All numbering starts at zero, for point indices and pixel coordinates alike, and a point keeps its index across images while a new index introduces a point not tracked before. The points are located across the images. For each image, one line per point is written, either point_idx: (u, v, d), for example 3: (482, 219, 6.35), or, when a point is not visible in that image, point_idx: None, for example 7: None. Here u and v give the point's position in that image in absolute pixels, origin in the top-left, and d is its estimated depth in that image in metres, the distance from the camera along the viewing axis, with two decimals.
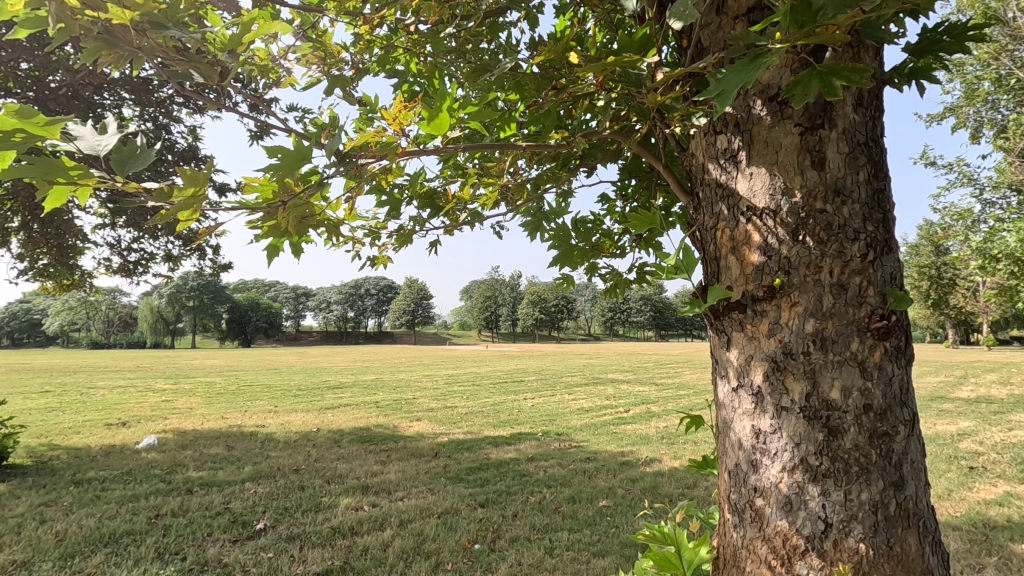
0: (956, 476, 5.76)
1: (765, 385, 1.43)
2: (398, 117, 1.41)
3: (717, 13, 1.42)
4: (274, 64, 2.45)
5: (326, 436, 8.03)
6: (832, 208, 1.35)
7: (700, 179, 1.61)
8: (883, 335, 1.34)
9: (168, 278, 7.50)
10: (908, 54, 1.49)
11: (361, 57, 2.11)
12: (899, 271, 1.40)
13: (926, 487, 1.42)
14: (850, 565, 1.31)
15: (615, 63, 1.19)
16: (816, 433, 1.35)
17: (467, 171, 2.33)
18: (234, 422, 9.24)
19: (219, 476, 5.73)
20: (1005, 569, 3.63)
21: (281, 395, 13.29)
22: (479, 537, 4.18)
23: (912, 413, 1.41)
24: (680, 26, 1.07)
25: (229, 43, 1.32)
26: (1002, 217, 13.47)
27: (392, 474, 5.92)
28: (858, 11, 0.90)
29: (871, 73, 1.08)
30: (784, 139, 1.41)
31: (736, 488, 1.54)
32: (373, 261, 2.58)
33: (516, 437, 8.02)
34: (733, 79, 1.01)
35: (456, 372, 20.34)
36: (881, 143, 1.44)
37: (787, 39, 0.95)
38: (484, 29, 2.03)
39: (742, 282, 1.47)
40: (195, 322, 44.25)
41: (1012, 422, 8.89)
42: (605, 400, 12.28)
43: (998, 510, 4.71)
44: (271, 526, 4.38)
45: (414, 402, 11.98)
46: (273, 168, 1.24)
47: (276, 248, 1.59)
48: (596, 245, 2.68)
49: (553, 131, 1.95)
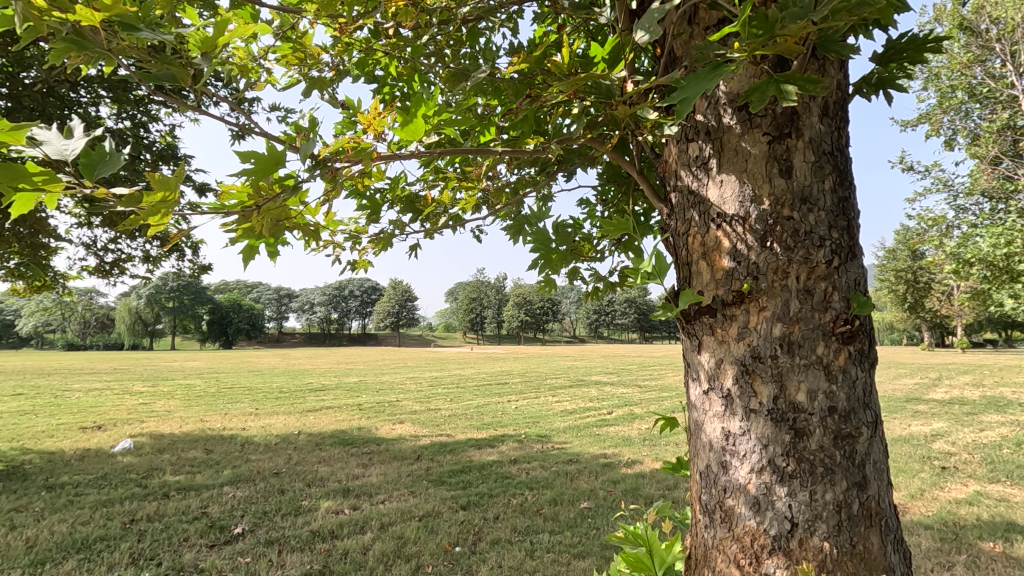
0: (929, 476, 5.88)
1: (734, 388, 1.46)
2: (374, 123, 1.42)
3: (689, 23, 1.46)
4: (254, 63, 2.44)
5: (307, 438, 7.96)
6: (798, 215, 1.39)
7: (673, 185, 1.64)
8: (847, 339, 1.38)
9: (146, 280, 7.37)
10: (875, 64, 1.55)
11: (340, 59, 2.10)
12: (863, 277, 1.45)
13: (888, 487, 1.46)
14: (815, 564, 1.34)
15: (583, 77, 1.23)
16: (783, 435, 1.39)
17: (447, 175, 2.35)
18: (214, 425, 9.12)
19: (197, 480, 5.66)
20: (974, 567, 3.72)
21: (262, 397, 13.17)
22: (460, 540, 4.18)
23: (875, 415, 1.45)
24: (643, 39, 1.10)
25: (202, 44, 1.30)
26: (975, 222, 13.89)
27: (373, 476, 5.89)
28: (810, 22, 0.93)
29: (824, 84, 1.12)
30: (752, 147, 1.44)
31: (707, 489, 1.57)
32: (353, 264, 2.58)
33: (498, 439, 8.03)
34: (696, 86, 1.04)
35: (440, 373, 20.31)
36: (846, 153, 1.48)
37: (745, 49, 0.98)
38: (464, 35, 2.04)
39: (712, 287, 1.49)
40: (176, 323, 43.46)
41: (985, 423, 9.13)
42: (589, 402, 12.37)
43: (968, 509, 4.83)
44: (249, 530, 4.33)
45: (397, 404, 11.95)
46: (248, 172, 1.24)
47: (251, 250, 1.58)
48: (576, 249, 2.70)
49: (532, 137, 1.97)
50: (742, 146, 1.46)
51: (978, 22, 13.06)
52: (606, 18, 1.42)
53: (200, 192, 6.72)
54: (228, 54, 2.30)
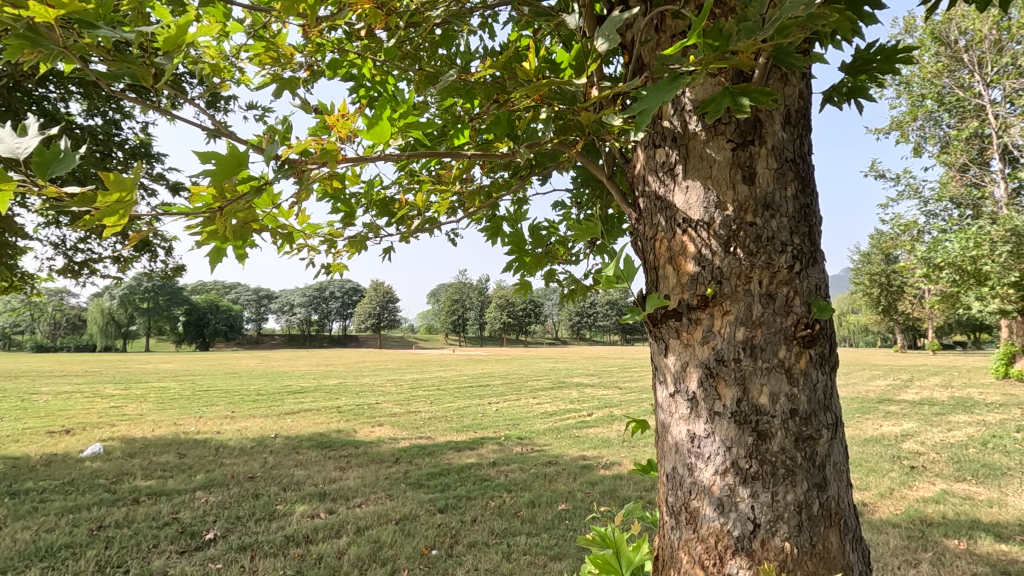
0: (898, 476, 6.01)
1: (699, 391, 1.48)
2: (340, 125, 1.41)
3: (656, 30, 1.47)
4: (227, 62, 2.41)
5: (284, 442, 7.86)
6: (761, 221, 1.42)
7: (641, 190, 1.66)
8: (808, 343, 1.40)
9: (117, 281, 7.20)
10: (846, 74, 1.61)
11: (313, 60, 2.08)
12: (824, 282, 1.48)
13: (847, 488, 1.49)
14: (776, 564, 1.37)
15: (545, 84, 1.24)
16: (746, 438, 1.41)
17: (422, 178, 2.34)
18: (187, 428, 8.93)
19: (169, 485, 5.55)
20: (939, 564, 3.81)
21: (239, 400, 12.95)
22: (437, 543, 4.16)
23: (835, 418, 1.48)
24: (604, 47, 1.11)
25: (162, 41, 1.26)
26: (945, 227, 14.36)
27: (351, 480, 5.84)
28: (761, 41, 0.94)
29: (777, 97, 1.15)
30: (716, 154, 1.47)
31: (673, 491, 1.59)
32: (327, 267, 2.56)
33: (478, 442, 8.03)
34: (655, 98, 1.05)
35: (421, 376, 20.20)
36: (809, 160, 1.51)
37: (702, 60, 0.99)
38: (438, 38, 2.02)
39: (678, 291, 1.51)
40: (150, 325, 42.49)
41: (953, 423, 9.38)
42: (569, 403, 12.45)
43: (935, 508, 4.96)
44: (221, 536, 4.25)
45: (376, 407, 11.84)
46: (209, 173, 1.23)
47: (218, 252, 1.58)
48: (551, 252, 2.71)
49: (504, 142, 1.97)
50: (706, 153, 1.48)
51: (947, 33, 13.61)
52: (575, 25, 1.43)
53: (172, 192, 6.60)
54: (199, 53, 2.27)
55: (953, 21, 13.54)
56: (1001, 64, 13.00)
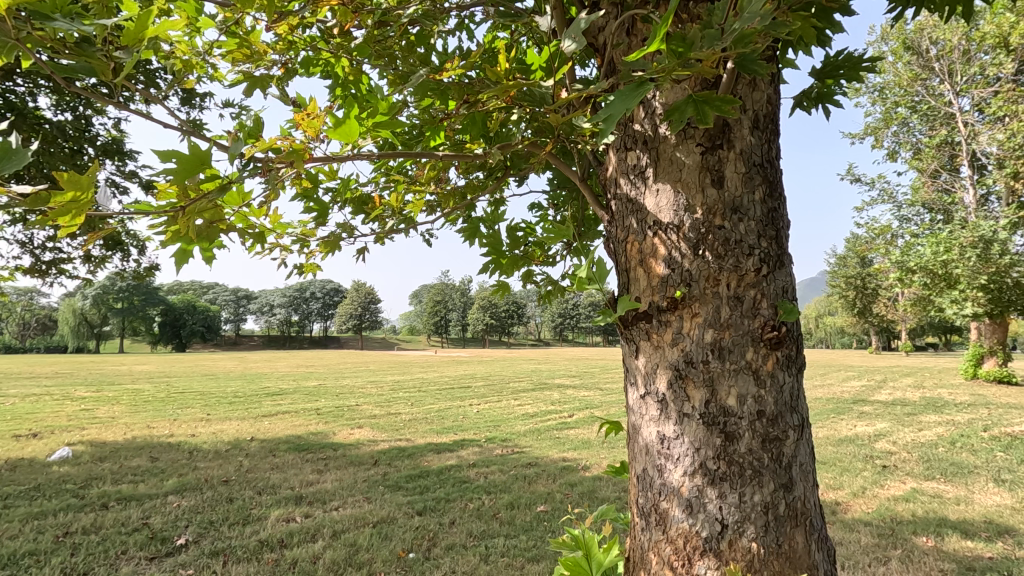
0: (871, 476, 6.12)
1: (668, 392, 1.49)
2: (307, 123, 1.39)
3: (628, 34, 1.48)
4: (201, 58, 2.35)
5: (260, 445, 7.74)
6: (729, 224, 1.43)
7: (613, 193, 1.67)
8: (775, 345, 1.42)
9: (87, 281, 7.02)
10: (815, 78, 1.64)
11: (285, 58, 2.04)
12: (791, 285, 1.50)
13: (814, 488, 1.51)
14: (743, 564, 1.38)
15: (511, 85, 1.24)
16: (714, 439, 1.42)
17: (397, 178, 2.33)
18: (160, 431, 8.73)
19: (140, 490, 5.42)
20: (908, 561, 3.89)
21: (215, 402, 12.73)
22: (414, 545, 4.13)
23: (802, 419, 1.50)
24: (570, 50, 1.12)
25: (122, 34, 1.21)
26: (917, 232, 14.74)
27: (328, 482, 5.78)
28: (722, 48, 0.94)
29: (738, 105, 1.16)
30: (686, 158, 1.48)
31: (643, 493, 1.59)
32: (300, 268, 2.52)
33: (459, 443, 8.00)
34: (620, 104, 1.04)
35: (402, 377, 20.06)
36: (777, 164, 1.53)
37: (664, 66, 0.99)
38: (412, 38, 2.00)
39: (649, 293, 1.52)
40: (125, 326, 41.58)
41: (924, 423, 9.59)
42: (550, 405, 12.49)
43: (905, 506, 5.07)
44: (193, 541, 4.17)
45: (357, 409, 11.74)
46: (171, 172, 1.20)
47: (184, 253, 1.55)
48: (527, 254, 2.71)
49: (477, 143, 1.96)
50: (676, 156, 1.49)
51: (919, 42, 14.02)
52: (546, 27, 1.43)
53: (145, 191, 6.47)
54: (170, 49, 2.22)
55: (925, 31, 13.95)
56: (970, 73, 13.40)
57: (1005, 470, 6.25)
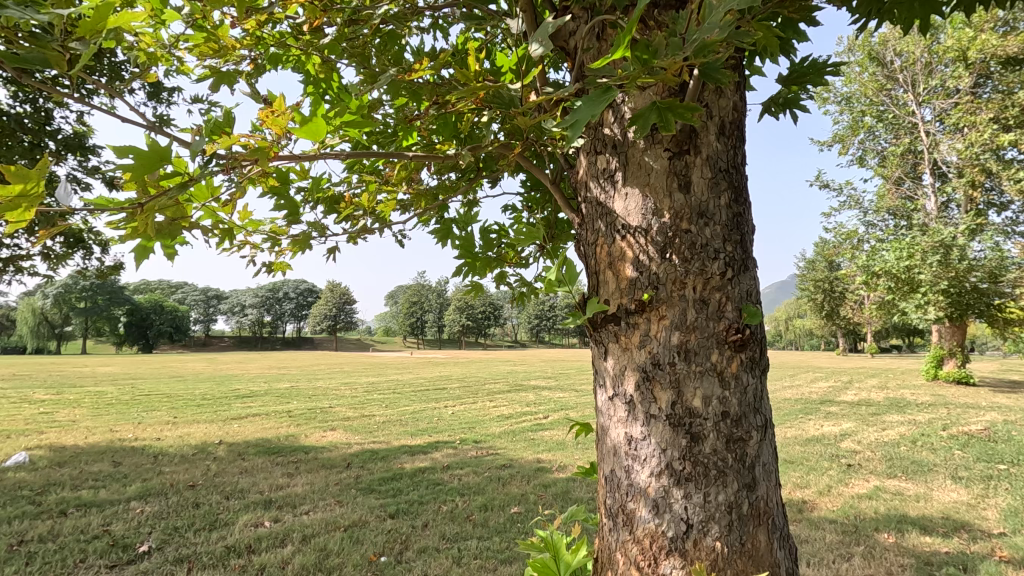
0: (837, 474, 6.30)
1: (635, 394, 1.51)
2: (272, 121, 1.36)
3: (598, 39, 1.49)
4: (167, 50, 2.28)
5: (229, 448, 7.56)
6: (696, 228, 1.46)
7: (583, 196, 1.68)
8: (739, 347, 1.45)
9: (47, 279, 6.78)
10: (782, 84, 1.68)
11: (254, 53, 2.00)
12: (755, 288, 1.53)
13: (776, 487, 1.54)
14: (707, 563, 1.40)
15: (477, 88, 1.24)
16: (680, 440, 1.44)
17: (369, 177, 2.30)
18: (124, 435, 8.47)
19: (101, 495, 5.25)
20: (870, 557, 4.01)
21: (182, 404, 12.41)
22: (386, 549, 4.08)
23: (765, 419, 1.53)
24: (537, 55, 1.13)
25: (79, 26, 1.18)
26: (882, 237, 15.21)
27: (299, 486, 5.67)
28: (682, 57, 0.96)
29: (700, 113, 1.18)
30: (654, 162, 1.49)
31: (611, 494, 1.60)
32: (269, 267, 2.48)
33: (433, 445, 7.96)
34: (587, 109, 1.06)
35: (377, 379, 19.89)
36: (742, 170, 1.56)
37: (628, 72, 1.00)
38: (383, 37, 1.97)
39: (617, 296, 1.54)
40: (88, 325, 40.21)
41: (887, 423, 9.90)
42: (525, 406, 12.52)
43: (868, 503, 5.22)
44: (156, 547, 4.05)
45: (330, 411, 11.57)
46: (125, 169, 1.16)
47: (144, 250, 1.51)
48: (500, 256, 2.70)
49: (448, 143, 1.95)
50: (645, 161, 1.51)
51: (884, 54, 14.52)
52: (515, 29, 1.43)
53: (110, 187, 6.29)
54: (134, 39, 2.15)
55: (890, 43, 14.45)
56: (932, 85, 13.91)
57: (961, 467, 6.49)
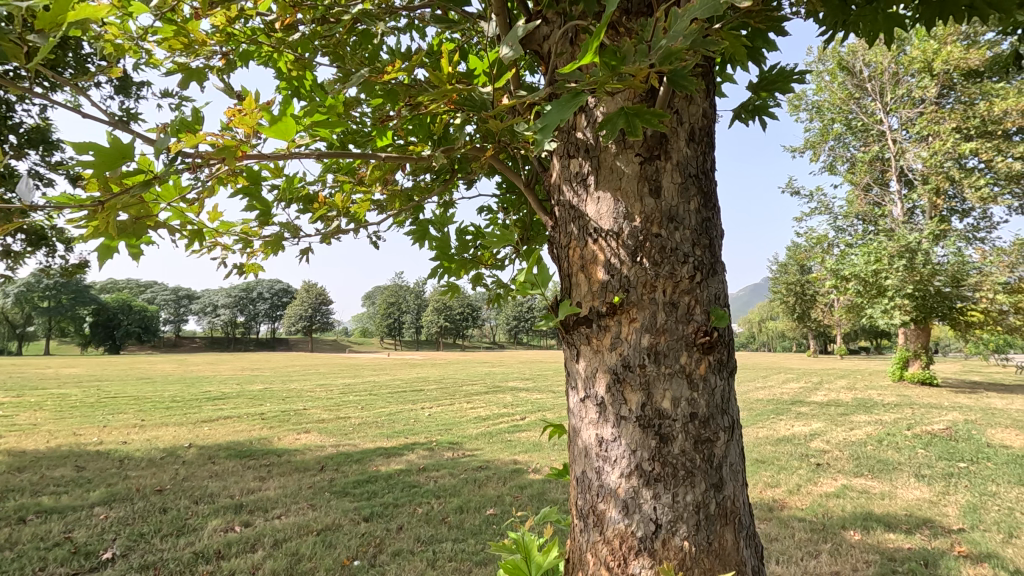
0: (806, 473, 6.44)
1: (607, 396, 1.52)
2: (240, 120, 1.34)
3: (571, 44, 1.50)
4: (135, 43, 2.22)
5: (198, 452, 7.38)
6: (666, 233, 1.48)
7: (557, 199, 1.68)
8: (707, 349, 1.47)
9: (6, 279, 6.53)
10: (752, 91, 1.72)
11: (225, 49, 1.95)
12: (723, 292, 1.56)
13: (742, 487, 1.57)
14: (675, 563, 1.42)
15: (447, 90, 1.25)
16: (649, 441, 1.46)
17: (343, 177, 2.28)
18: (88, 439, 8.22)
19: (62, 502, 5.07)
20: (836, 554, 4.11)
21: (151, 407, 12.09)
22: (359, 553, 4.03)
23: (732, 420, 1.56)
24: (508, 57, 1.14)
25: (37, 18, 1.14)
26: (851, 242, 15.62)
27: (270, 490, 5.58)
28: (648, 64, 0.98)
29: (667, 119, 1.21)
30: (626, 167, 1.51)
31: (582, 495, 1.62)
32: (241, 268, 2.43)
33: (408, 447, 7.90)
34: (556, 114, 1.08)
35: (352, 380, 19.62)
36: (711, 176, 1.59)
37: (594, 78, 1.02)
38: (357, 36, 1.95)
39: (589, 299, 1.55)
40: (51, 326, 38.84)
41: (855, 423, 10.16)
42: (502, 407, 12.55)
43: (836, 501, 5.35)
44: (121, 554, 3.94)
45: (304, 413, 11.41)
46: (85, 166, 1.13)
47: (108, 248, 1.47)
48: (476, 257, 2.70)
49: (423, 146, 1.95)
50: (616, 165, 1.53)
51: (853, 63, 14.91)
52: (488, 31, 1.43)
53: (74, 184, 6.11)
54: (100, 30, 2.08)
55: (859, 53, 14.85)
56: (899, 94, 14.31)
57: (924, 465, 6.70)
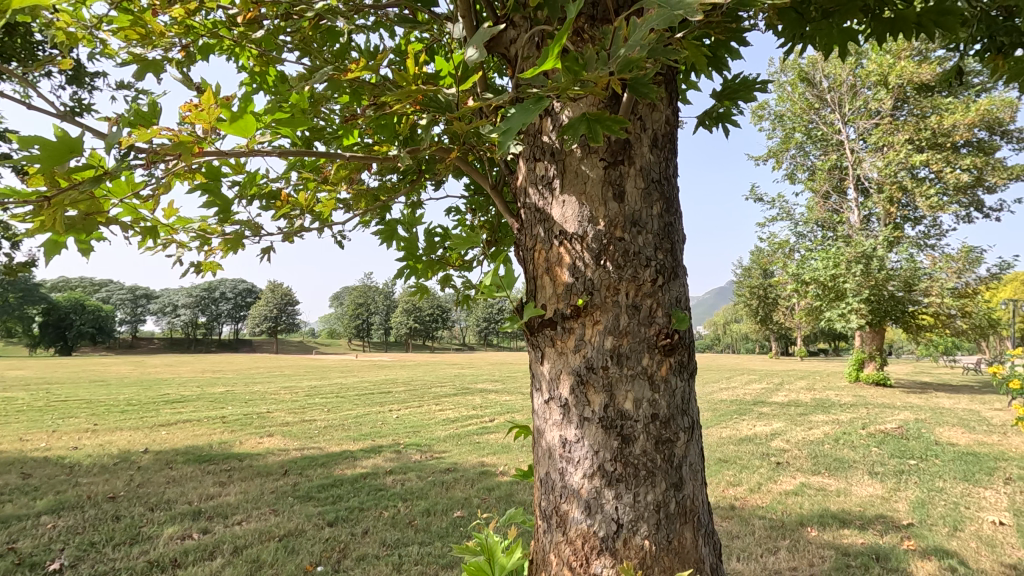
0: (766, 472, 6.62)
1: (571, 398, 1.53)
2: (199, 114, 1.30)
3: (537, 49, 1.51)
4: (88, 31, 2.12)
5: (154, 457, 7.13)
6: (629, 237, 1.50)
7: (523, 201, 1.69)
8: (668, 351, 1.50)
9: None
10: (716, 99, 1.76)
11: (184, 42, 1.89)
12: (684, 294, 1.60)
13: (702, 486, 1.61)
14: (635, 561, 1.44)
15: (411, 90, 1.24)
16: (612, 441, 1.48)
17: (307, 175, 2.24)
18: (35, 445, 7.84)
19: (5, 511, 4.82)
20: (794, 550, 4.24)
21: (104, 410, 11.62)
22: (323, 558, 3.96)
23: (692, 421, 1.59)
24: (473, 57, 1.14)
25: None
26: (811, 247, 16.16)
27: (231, 496, 5.43)
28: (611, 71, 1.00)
29: (627, 127, 1.23)
30: (590, 171, 1.53)
31: (546, 496, 1.62)
32: (198, 266, 2.36)
33: (375, 450, 7.80)
34: (519, 117, 1.08)
35: (319, 383, 19.26)
36: (673, 181, 1.62)
37: (557, 83, 1.03)
38: (321, 32, 1.92)
39: (554, 301, 1.56)
40: None
41: (813, 422, 10.49)
42: (472, 409, 12.51)
43: (795, 499, 5.52)
44: (70, 565, 3.77)
45: (267, 416, 11.15)
46: (29, 159, 1.09)
47: (56, 244, 1.42)
48: (444, 258, 2.68)
49: (387, 144, 1.93)
50: (581, 169, 1.54)
51: (814, 74, 15.41)
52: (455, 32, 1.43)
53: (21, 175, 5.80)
54: (50, 16, 1.99)
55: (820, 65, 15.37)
56: (856, 106, 14.83)
57: (878, 463, 6.97)
